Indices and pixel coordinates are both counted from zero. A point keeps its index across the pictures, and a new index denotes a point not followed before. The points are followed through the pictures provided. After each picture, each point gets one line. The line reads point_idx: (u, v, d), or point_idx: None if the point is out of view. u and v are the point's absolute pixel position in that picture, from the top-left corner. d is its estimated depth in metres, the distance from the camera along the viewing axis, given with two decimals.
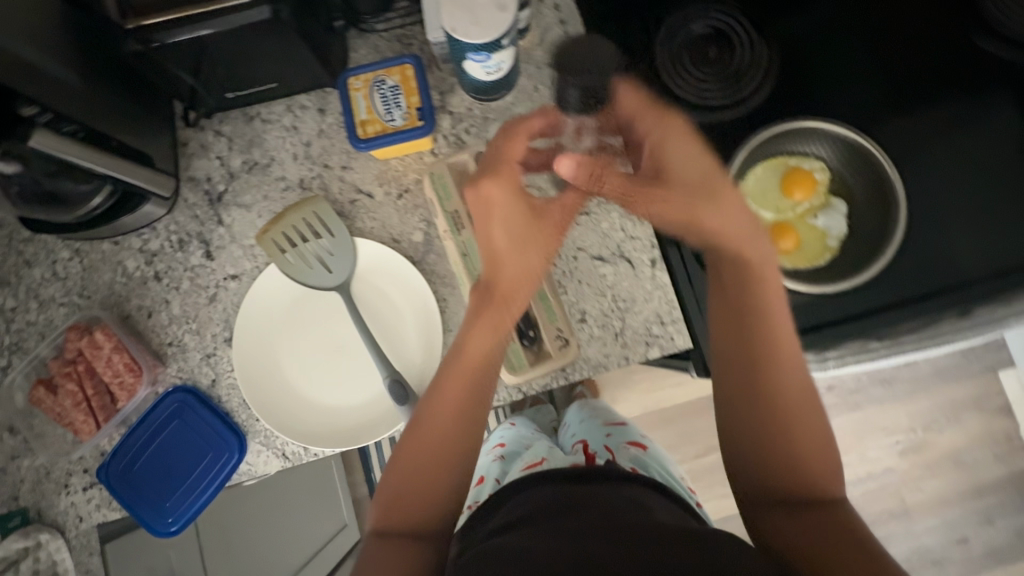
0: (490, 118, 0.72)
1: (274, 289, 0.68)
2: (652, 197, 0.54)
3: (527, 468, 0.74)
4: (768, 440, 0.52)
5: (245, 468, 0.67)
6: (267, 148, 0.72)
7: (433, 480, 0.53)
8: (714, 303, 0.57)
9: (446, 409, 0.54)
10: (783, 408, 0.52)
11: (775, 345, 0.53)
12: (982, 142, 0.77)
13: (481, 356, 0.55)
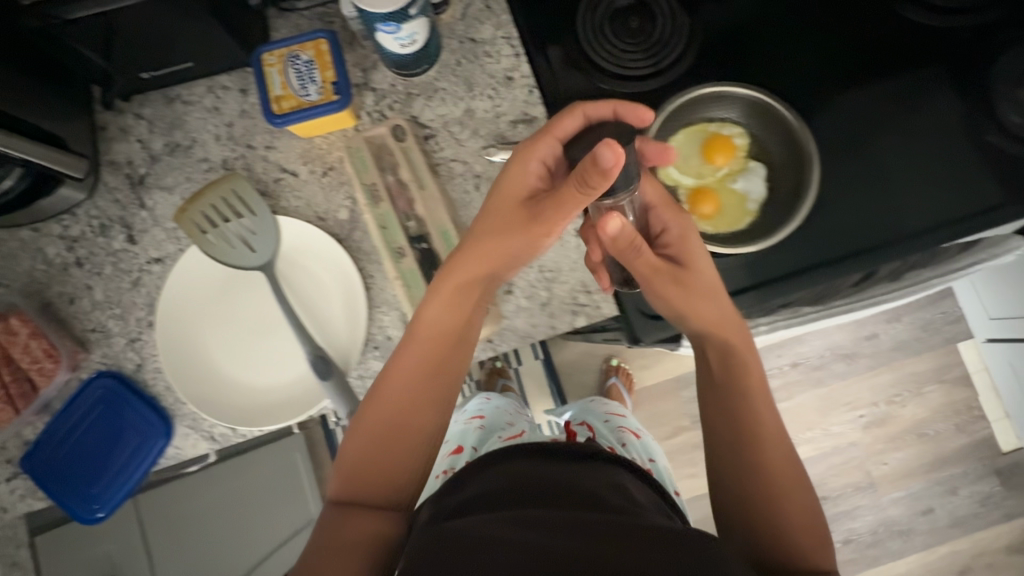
0: (413, 94, 0.71)
1: (196, 270, 0.66)
2: (661, 282, 0.59)
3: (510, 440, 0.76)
4: (763, 503, 0.55)
5: (172, 452, 0.66)
6: (189, 130, 0.71)
7: (382, 471, 0.54)
8: (706, 382, 0.62)
9: (385, 389, 0.56)
10: (769, 472, 0.56)
11: (762, 418, 0.59)
12: (919, 103, 0.75)
13: (423, 338, 0.57)
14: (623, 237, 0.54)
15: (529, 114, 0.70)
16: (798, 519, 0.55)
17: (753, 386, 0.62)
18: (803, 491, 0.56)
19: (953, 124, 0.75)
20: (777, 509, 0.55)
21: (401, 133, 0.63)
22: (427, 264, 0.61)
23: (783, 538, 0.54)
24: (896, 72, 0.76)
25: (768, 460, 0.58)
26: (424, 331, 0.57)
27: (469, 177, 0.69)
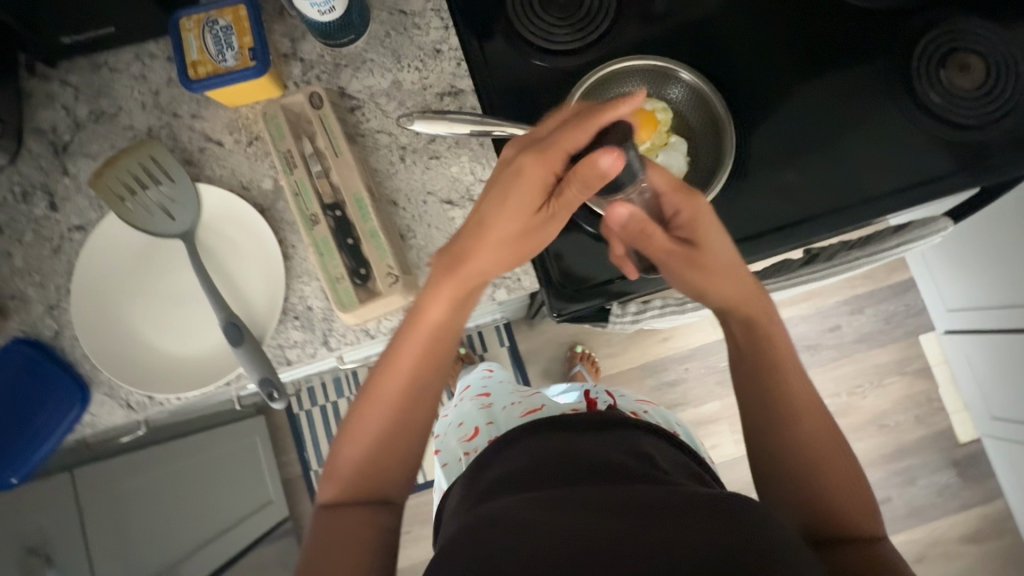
0: (341, 65, 0.71)
1: (116, 237, 0.66)
2: (685, 263, 0.59)
3: (527, 415, 0.83)
4: (809, 466, 0.58)
5: (87, 420, 0.66)
6: (114, 98, 0.71)
7: (386, 460, 0.58)
8: (738, 357, 0.64)
9: (390, 385, 0.57)
10: (808, 443, 0.58)
11: (797, 390, 0.60)
12: (855, 75, 0.74)
13: (430, 339, 0.58)
14: (633, 223, 0.58)
15: (455, 87, 0.70)
16: (840, 483, 0.57)
17: (789, 356, 0.61)
18: (842, 454, 0.59)
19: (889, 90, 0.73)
20: (810, 478, 0.57)
21: (318, 101, 0.63)
22: (341, 231, 0.61)
23: (815, 502, 0.57)
24: (832, 44, 0.74)
25: (799, 425, 0.59)
26: (424, 326, 0.57)
27: (394, 149, 0.69)
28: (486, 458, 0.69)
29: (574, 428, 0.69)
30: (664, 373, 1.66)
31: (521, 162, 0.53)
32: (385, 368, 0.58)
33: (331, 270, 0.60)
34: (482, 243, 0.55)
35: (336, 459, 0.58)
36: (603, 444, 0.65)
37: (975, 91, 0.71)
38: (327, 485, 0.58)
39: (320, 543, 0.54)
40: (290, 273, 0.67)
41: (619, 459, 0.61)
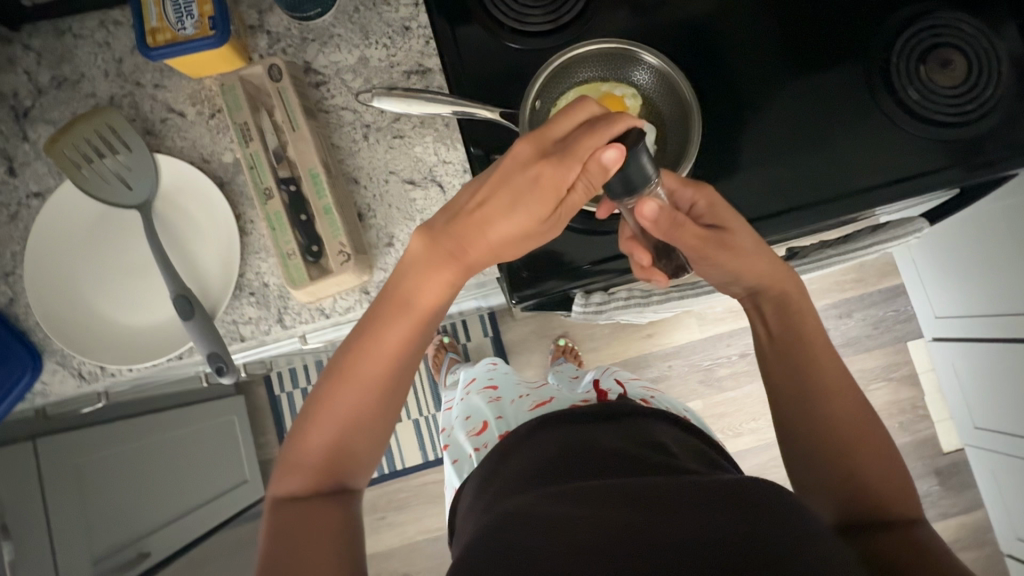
0: (308, 39, 0.69)
1: (74, 206, 0.66)
2: (722, 248, 0.59)
3: (537, 409, 0.84)
4: (838, 442, 0.58)
5: (38, 388, 0.66)
6: (77, 64, 0.70)
7: (356, 445, 0.57)
8: (766, 344, 0.64)
9: (369, 371, 0.56)
10: (836, 424, 0.59)
11: (825, 371, 0.61)
12: (832, 68, 0.72)
13: (412, 327, 0.56)
14: (663, 217, 0.55)
15: (423, 66, 0.69)
16: (876, 458, 0.57)
17: (819, 341, 0.62)
18: (873, 428, 0.59)
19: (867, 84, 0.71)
20: (842, 456, 0.58)
21: (278, 74, 0.61)
22: (294, 206, 0.60)
23: (857, 480, 0.57)
24: (811, 35, 0.73)
25: (834, 405, 0.60)
26: (413, 310, 0.56)
27: (358, 126, 0.68)
28: (499, 457, 0.72)
29: (586, 419, 0.71)
30: (647, 370, 1.65)
31: (532, 166, 0.51)
32: (362, 352, 0.56)
33: (283, 246, 0.59)
34: (475, 236, 0.53)
35: (300, 440, 0.56)
36: (617, 436, 0.67)
37: (956, 89, 0.69)
38: (290, 468, 0.56)
39: (284, 530, 0.52)
40: (247, 249, 0.66)
41: (624, 450, 0.64)
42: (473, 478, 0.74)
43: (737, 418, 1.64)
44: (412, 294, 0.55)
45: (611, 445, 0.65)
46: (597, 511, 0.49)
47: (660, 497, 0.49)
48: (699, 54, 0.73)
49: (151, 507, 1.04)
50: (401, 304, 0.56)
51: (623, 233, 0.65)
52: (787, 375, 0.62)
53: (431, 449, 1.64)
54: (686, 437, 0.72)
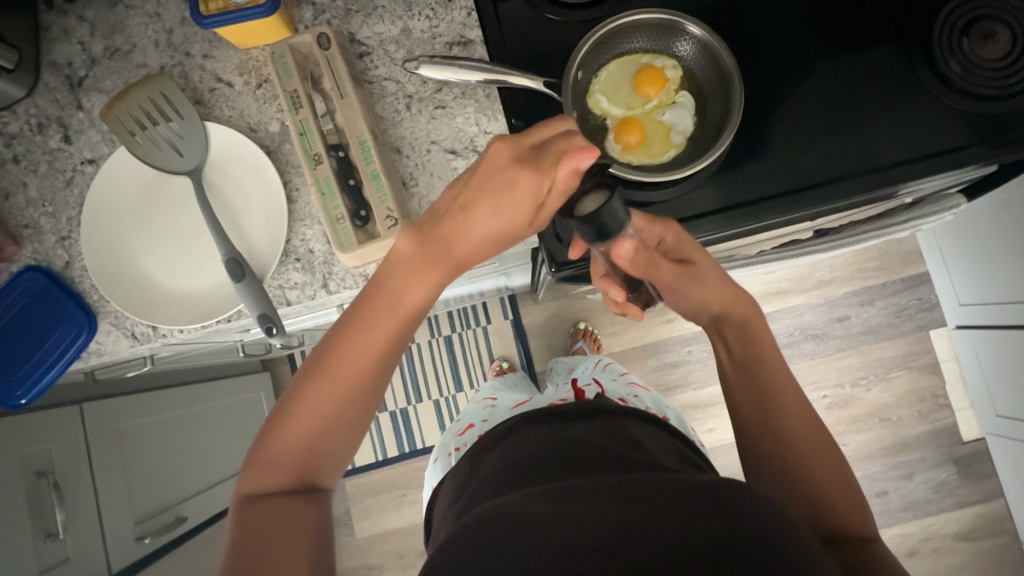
0: (352, 10, 0.71)
1: (128, 172, 0.68)
2: (692, 280, 0.64)
3: (519, 407, 0.94)
4: (793, 461, 0.59)
5: (93, 348, 0.68)
6: (129, 35, 0.71)
7: (331, 447, 0.56)
8: (731, 367, 0.65)
9: (347, 372, 0.56)
10: (793, 445, 0.59)
11: (784, 398, 0.62)
12: (872, 43, 0.72)
13: (391, 330, 0.57)
14: (638, 257, 0.61)
15: (465, 36, 0.70)
16: (833, 480, 0.58)
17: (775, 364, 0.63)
18: (830, 461, 0.59)
19: (905, 59, 0.72)
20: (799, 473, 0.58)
21: (326, 42, 0.63)
22: (342, 172, 0.61)
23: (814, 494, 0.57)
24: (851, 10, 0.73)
25: (793, 426, 0.60)
26: (398, 310, 0.56)
27: (401, 97, 0.69)
28: (474, 461, 0.77)
29: (558, 417, 0.77)
30: (666, 355, 1.66)
31: (513, 170, 0.53)
32: (342, 352, 0.56)
33: (331, 211, 0.61)
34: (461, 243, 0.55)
35: (270, 446, 0.55)
36: (596, 432, 0.71)
37: (999, 62, 0.68)
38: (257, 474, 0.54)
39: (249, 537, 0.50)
40: (293, 216, 0.68)
41: (602, 445, 0.68)
42: (466, 460, 0.81)
43: None
44: (396, 297, 0.56)
45: (587, 440, 0.69)
46: (577, 509, 0.49)
47: (638, 486, 0.51)
48: (736, 27, 0.73)
49: (189, 472, 1.10)
50: (383, 306, 0.56)
51: (595, 270, 0.70)
52: (739, 395, 0.64)
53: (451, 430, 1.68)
54: (660, 435, 0.77)
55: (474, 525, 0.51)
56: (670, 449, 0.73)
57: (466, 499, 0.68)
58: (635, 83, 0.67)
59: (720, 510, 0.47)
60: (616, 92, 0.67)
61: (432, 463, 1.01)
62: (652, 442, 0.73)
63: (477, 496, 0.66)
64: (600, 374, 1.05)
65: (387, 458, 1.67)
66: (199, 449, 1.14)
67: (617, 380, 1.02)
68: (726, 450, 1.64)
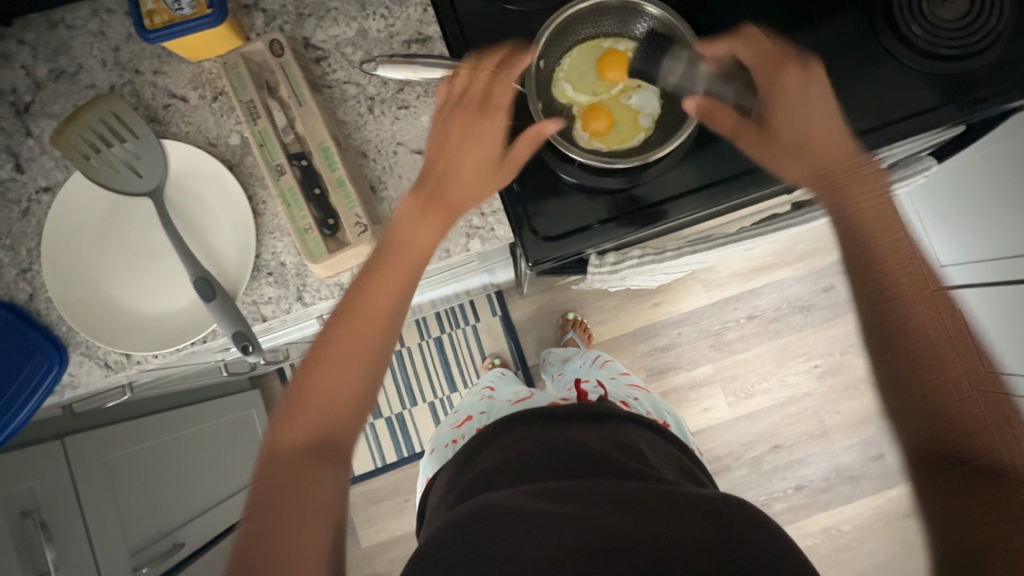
0: (304, 14, 0.69)
1: (86, 196, 0.66)
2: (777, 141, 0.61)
3: (518, 402, 0.94)
4: (934, 392, 0.50)
5: (67, 381, 0.66)
6: (74, 56, 0.69)
7: (343, 421, 0.55)
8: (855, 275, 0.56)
9: (355, 333, 0.56)
10: (932, 370, 0.50)
11: (923, 321, 0.52)
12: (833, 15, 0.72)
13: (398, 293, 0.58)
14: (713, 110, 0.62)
15: (423, 33, 0.68)
16: (993, 425, 0.47)
17: (909, 264, 0.55)
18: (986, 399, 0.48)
19: (867, 26, 0.71)
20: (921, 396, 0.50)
21: (279, 48, 0.61)
22: (307, 181, 0.60)
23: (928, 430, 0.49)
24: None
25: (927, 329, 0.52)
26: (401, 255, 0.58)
27: (362, 100, 0.68)
28: (476, 446, 0.78)
29: (554, 419, 0.77)
30: (657, 339, 1.66)
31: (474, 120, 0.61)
32: (349, 315, 0.57)
33: (299, 221, 0.59)
34: (452, 206, 0.60)
35: (285, 420, 0.54)
36: (594, 435, 0.73)
37: (960, 24, 0.68)
38: (271, 450, 0.53)
39: (261, 510, 0.50)
40: (262, 230, 0.66)
41: (602, 451, 0.69)
42: (458, 456, 0.79)
43: (747, 379, 1.65)
44: (400, 257, 0.58)
45: (586, 446, 0.70)
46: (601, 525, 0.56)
47: (641, 499, 0.58)
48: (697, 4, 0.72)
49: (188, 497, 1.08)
50: (390, 264, 0.58)
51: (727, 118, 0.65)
52: (871, 324, 0.54)
53: None
54: (656, 440, 0.79)
55: (472, 528, 0.58)
56: (670, 459, 0.76)
57: (469, 481, 0.72)
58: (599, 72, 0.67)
59: (721, 529, 0.56)
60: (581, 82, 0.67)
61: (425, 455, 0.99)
62: (652, 451, 0.75)
63: (469, 488, 0.69)
64: (599, 373, 1.05)
65: (386, 464, 1.66)
66: (197, 473, 1.13)
67: (616, 379, 1.02)
68: (723, 427, 1.65)
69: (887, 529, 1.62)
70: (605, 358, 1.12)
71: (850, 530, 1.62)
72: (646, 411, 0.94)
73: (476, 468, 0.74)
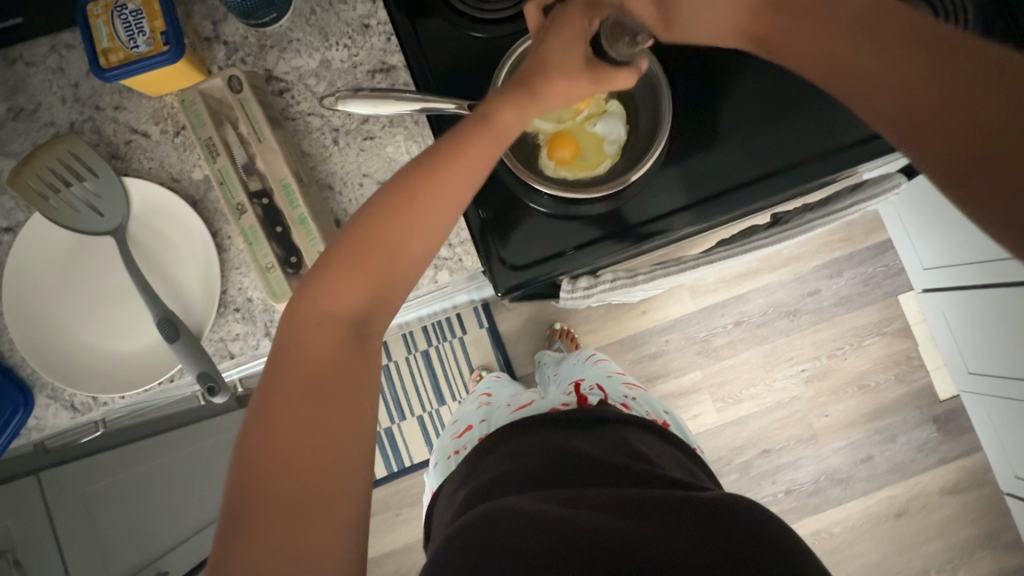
0: (266, 46, 0.68)
1: (46, 237, 0.64)
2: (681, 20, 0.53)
3: (519, 410, 0.92)
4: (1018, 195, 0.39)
5: (33, 424, 0.65)
6: (33, 93, 0.68)
7: (361, 354, 0.51)
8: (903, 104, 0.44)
9: (381, 253, 0.52)
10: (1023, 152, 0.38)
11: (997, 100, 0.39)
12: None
13: (431, 223, 0.53)
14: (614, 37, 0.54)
15: (387, 63, 0.68)
16: None
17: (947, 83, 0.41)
18: None
19: None
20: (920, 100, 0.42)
21: (238, 85, 0.60)
22: (268, 219, 0.60)
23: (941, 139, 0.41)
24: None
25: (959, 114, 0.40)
26: (396, 231, 0.52)
27: (327, 131, 0.67)
28: (482, 453, 0.80)
29: (555, 423, 0.79)
30: (644, 346, 1.66)
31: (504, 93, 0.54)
32: (375, 235, 0.51)
33: (261, 260, 0.59)
34: (496, 139, 0.54)
35: (296, 337, 0.50)
36: (593, 442, 0.76)
37: None
38: (275, 368, 0.49)
39: (265, 429, 0.46)
40: (227, 266, 0.66)
41: (604, 456, 0.72)
42: (464, 464, 0.82)
43: (735, 385, 1.65)
44: (436, 181, 0.52)
45: (585, 451, 0.73)
46: (613, 525, 0.59)
47: (638, 501, 0.62)
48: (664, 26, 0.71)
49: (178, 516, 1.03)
50: (423, 188, 0.52)
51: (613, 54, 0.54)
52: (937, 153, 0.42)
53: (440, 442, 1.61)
54: (662, 444, 0.81)
55: (481, 528, 0.60)
56: (672, 460, 0.78)
57: (479, 486, 0.72)
58: (588, 58, 0.53)
59: (715, 523, 0.59)
60: (567, 65, 0.52)
61: (432, 464, 0.99)
62: (654, 453, 0.77)
63: (472, 499, 0.71)
64: (595, 371, 1.04)
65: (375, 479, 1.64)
66: (197, 488, 1.06)
67: (613, 379, 1.01)
68: (711, 434, 1.64)
69: (876, 530, 1.62)
70: (598, 356, 1.11)
71: (840, 532, 1.62)
72: (645, 411, 0.96)
73: (479, 479, 0.75)
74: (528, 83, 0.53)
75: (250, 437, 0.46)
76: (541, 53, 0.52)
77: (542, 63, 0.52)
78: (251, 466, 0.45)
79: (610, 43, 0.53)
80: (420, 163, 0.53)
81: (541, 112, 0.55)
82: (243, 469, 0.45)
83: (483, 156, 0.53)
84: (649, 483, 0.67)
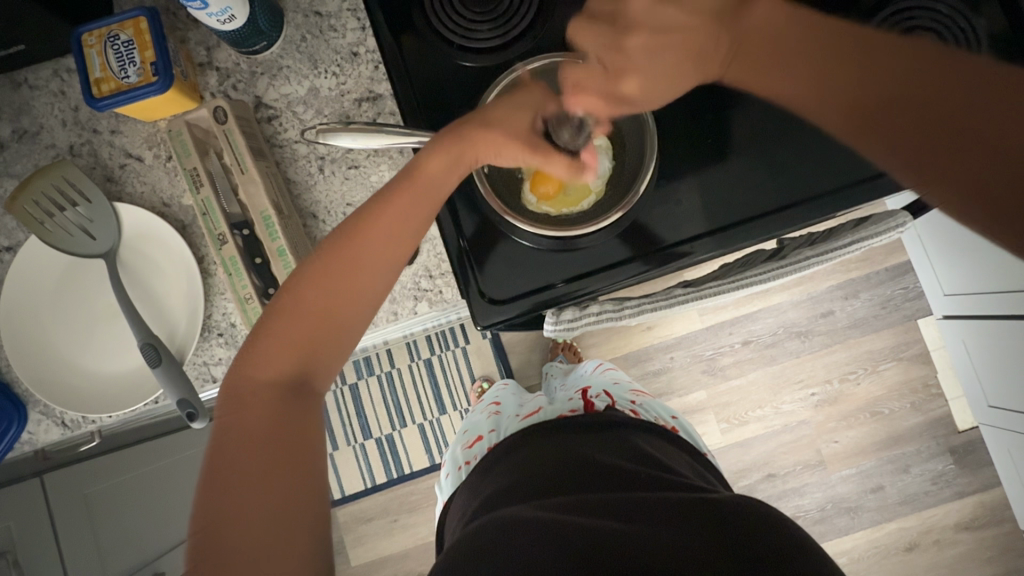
0: (257, 72, 0.68)
1: (43, 258, 0.67)
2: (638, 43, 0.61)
3: (527, 419, 0.90)
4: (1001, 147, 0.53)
5: (26, 438, 0.68)
6: (36, 116, 0.70)
7: (301, 410, 0.53)
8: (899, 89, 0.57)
9: (311, 311, 0.54)
10: (921, 103, 0.55)
11: (927, 93, 0.55)
12: None
13: (361, 279, 0.56)
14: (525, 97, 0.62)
15: (373, 91, 0.69)
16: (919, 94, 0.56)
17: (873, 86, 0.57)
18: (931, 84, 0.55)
19: None
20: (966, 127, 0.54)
21: (222, 115, 0.61)
22: (249, 250, 0.62)
23: (967, 174, 0.54)
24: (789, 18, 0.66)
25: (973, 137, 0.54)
26: (319, 284, 0.55)
27: (313, 159, 0.68)
28: (489, 463, 0.79)
29: (565, 431, 0.77)
30: (648, 363, 1.61)
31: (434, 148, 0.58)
32: (306, 304, 0.54)
33: (240, 290, 0.61)
34: (424, 188, 0.58)
35: (236, 411, 0.51)
36: (602, 449, 0.73)
37: None
38: (221, 446, 0.50)
39: (214, 514, 0.47)
40: (211, 291, 0.67)
41: (615, 461, 0.70)
42: (474, 474, 0.80)
43: (742, 407, 1.60)
44: (361, 246, 0.56)
45: (595, 457, 0.71)
46: (620, 526, 0.58)
47: (646, 507, 0.60)
48: None
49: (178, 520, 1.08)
50: (349, 258, 0.56)
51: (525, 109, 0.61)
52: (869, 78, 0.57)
53: (437, 451, 1.60)
54: (670, 448, 0.80)
55: (488, 535, 0.59)
56: (681, 465, 0.76)
57: (487, 494, 0.71)
58: (531, 130, 0.60)
59: (724, 524, 0.58)
60: (508, 121, 0.59)
61: (442, 479, 0.98)
62: (662, 456, 0.76)
63: (480, 508, 0.70)
64: (599, 378, 1.01)
65: (375, 484, 1.61)
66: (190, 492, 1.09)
67: (618, 386, 0.99)
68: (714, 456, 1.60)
69: (883, 563, 1.57)
70: (603, 363, 1.08)
71: (845, 563, 1.57)
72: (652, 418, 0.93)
73: (471, 503, 0.75)
74: (462, 135, 0.58)
75: (203, 525, 0.47)
76: (484, 113, 0.60)
77: (483, 120, 0.58)
78: (206, 549, 0.46)
79: (553, 130, 0.62)
80: (348, 229, 0.56)
81: (471, 161, 0.59)
82: (200, 542, 0.46)
83: (411, 208, 0.57)
84: (661, 488, 0.66)
